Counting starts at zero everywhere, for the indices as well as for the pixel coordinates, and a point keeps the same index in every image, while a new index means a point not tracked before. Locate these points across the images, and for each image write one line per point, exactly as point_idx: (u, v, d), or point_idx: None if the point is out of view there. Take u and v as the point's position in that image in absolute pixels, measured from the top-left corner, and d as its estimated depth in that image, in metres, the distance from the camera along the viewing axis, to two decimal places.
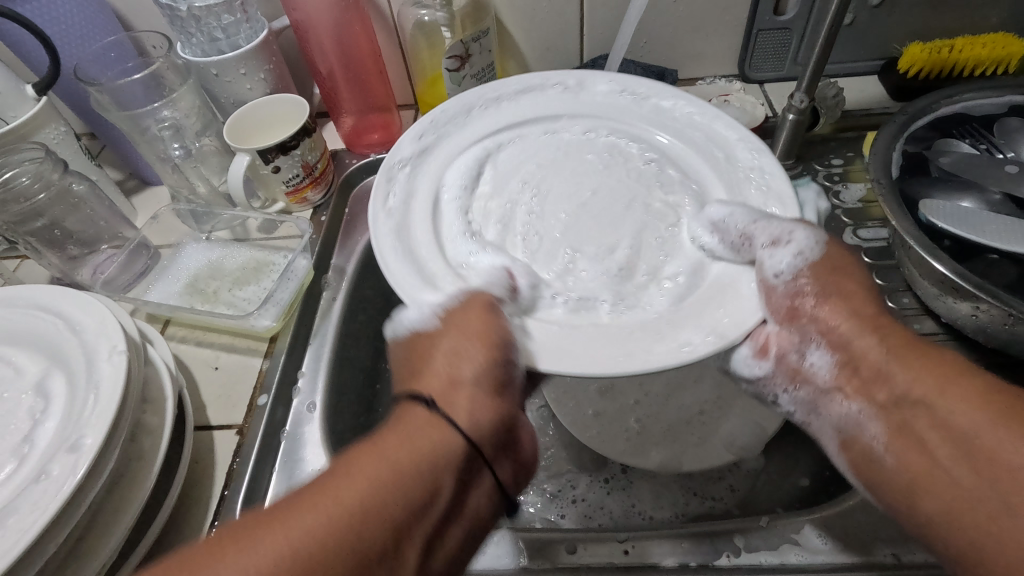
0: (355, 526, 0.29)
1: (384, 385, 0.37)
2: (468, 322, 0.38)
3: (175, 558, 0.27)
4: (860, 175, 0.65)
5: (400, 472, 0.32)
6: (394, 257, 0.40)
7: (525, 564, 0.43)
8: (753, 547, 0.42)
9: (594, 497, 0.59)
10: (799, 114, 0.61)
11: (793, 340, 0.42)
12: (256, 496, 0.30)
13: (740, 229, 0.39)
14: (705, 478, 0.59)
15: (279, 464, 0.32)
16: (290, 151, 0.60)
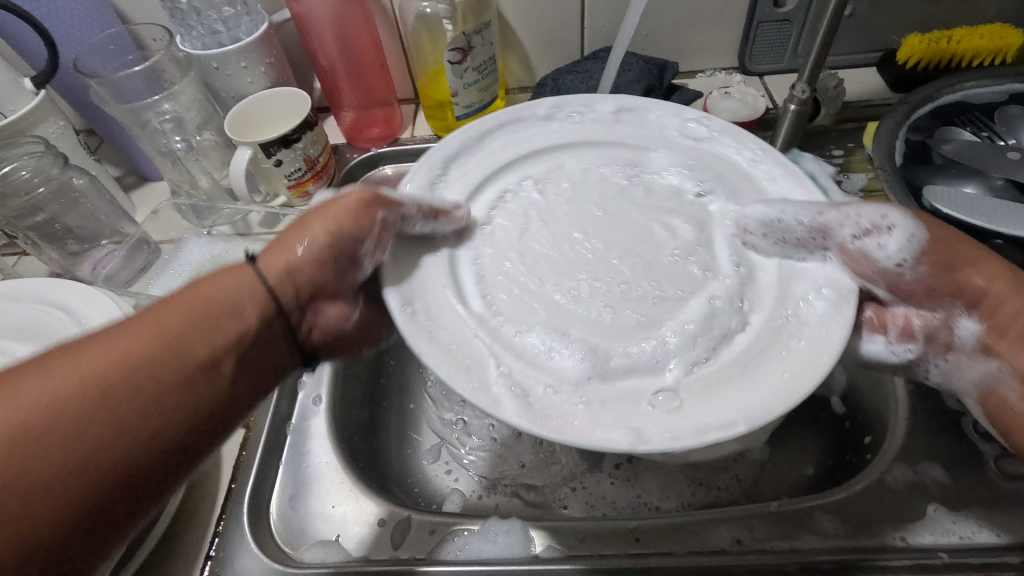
0: (169, 377, 0.31)
1: (303, 250, 0.39)
2: (333, 203, 0.40)
3: (45, 379, 0.28)
4: (861, 165, 0.65)
5: (210, 300, 0.34)
6: (367, 199, 0.40)
7: (536, 554, 0.42)
8: (763, 534, 0.42)
9: (600, 490, 0.59)
10: (800, 104, 0.61)
11: (939, 318, 0.39)
12: (148, 325, 0.31)
13: (809, 225, 0.39)
14: (712, 468, 0.59)
15: (167, 308, 0.33)
16: (293, 144, 0.60)
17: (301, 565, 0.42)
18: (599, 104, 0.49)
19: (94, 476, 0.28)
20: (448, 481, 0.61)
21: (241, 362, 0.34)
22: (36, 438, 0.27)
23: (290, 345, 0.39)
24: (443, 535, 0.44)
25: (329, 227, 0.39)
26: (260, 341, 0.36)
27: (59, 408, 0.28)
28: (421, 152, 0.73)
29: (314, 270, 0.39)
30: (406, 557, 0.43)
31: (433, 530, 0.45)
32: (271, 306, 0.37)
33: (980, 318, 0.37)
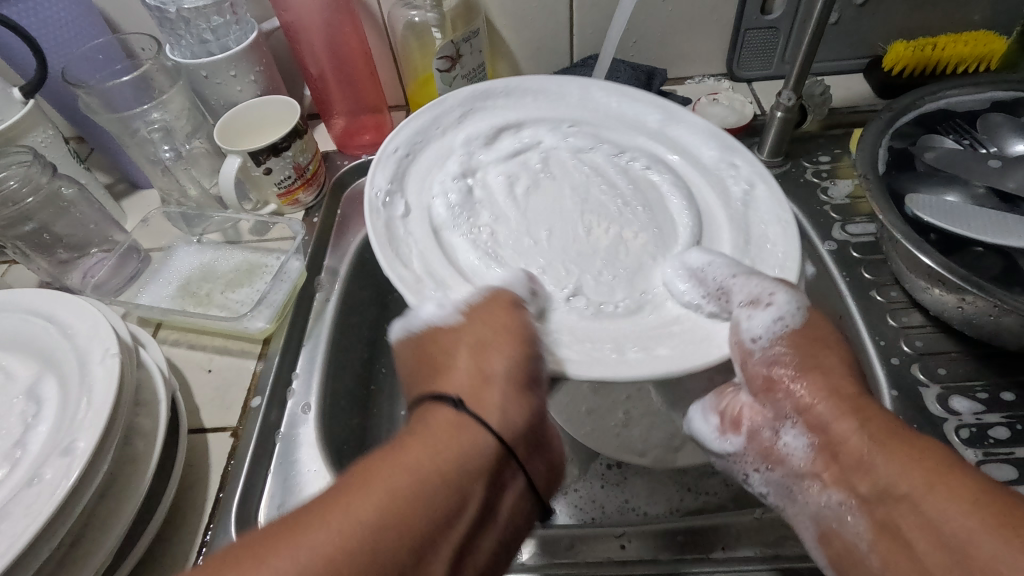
0: (420, 532, 0.29)
1: (500, 407, 0.37)
2: (493, 319, 0.40)
3: (336, 520, 0.28)
4: (848, 171, 0.66)
5: (444, 458, 0.32)
6: (510, 308, 0.40)
7: (523, 561, 0.43)
8: (747, 540, 0.42)
9: (588, 495, 0.59)
10: (786, 111, 0.62)
11: (767, 416, 0.42)
12: (363, 480, 0.30)
13: (717, 284, 0.41)
14: (699, 474, 0.59)
15: (363, 486, 0.30)
16: (282, 152, 0.60)
17: None
18: (597, 93, 0.55)
19: (374, 561, 0.27)
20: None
21: (480, 538, 0.33)
22: (352, 560, 0.27)
23: (520, 504, 0.36)
24: None
25: (514, 348, 0.39)
26: (487, 512, 0.34)
27: (353, 555, 0.27)
28: None
29: (523, 427, 0.37)
30: None
31: None
32: (500, 454, 0.35)
33: (806, 432, 0.39)
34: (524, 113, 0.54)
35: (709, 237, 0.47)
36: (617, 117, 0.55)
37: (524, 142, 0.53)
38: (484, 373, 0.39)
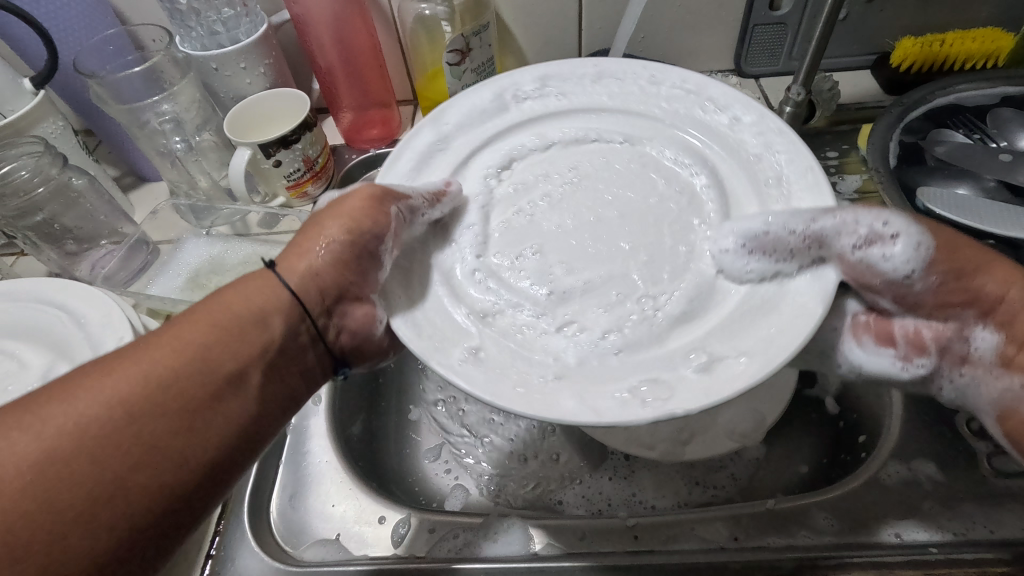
0: (194, 400, 0.30)
1: (321, 264, 0.38)
2: (339, 204, 0.41)
3: (77, 397, 0.28)
4: (856, 167, 0.66)
5: (225, 345, 0.33)
6: (375, 196, 0.40)
7: (535, 551, 0.42)
8: (761, 530, 0.42)
9: (597, 488, 0.59)
10: (795, 107, 0.62)
11: (951, 329, 0.38)
12: (167, 347, 0.31)
13: (799, 234, 0.35)
14: (707, 468, 0.59)
15: (190, 323, 0.33)
16: (292, 145, 0.60)
17: (301, 563, 0.42)
18: (633, 69, 0.49)
19: (178, 467, 0.29)
20: (451, 479, 0.61)
21: (275, 372, 0.35)
22: (93, 483, 0.27)
23: (326, 358, 0.38)
24: (444, 532, 0.44)
25: (352, 222, 0.39)
26: (285, 350, 0.35)
27: (100, 437, 0.27)
28: None
29: (336, 283, 0.38)
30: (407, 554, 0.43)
31: (434, 529, 0.45)
32: (300, 309, 0.36)
33: (996, 328, 0.37)
34: (534, 110, 0.47)
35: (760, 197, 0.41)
36: (655, 114, 0.46)
37: (548, 131, 0.46)
38: (318, 258, 0.38)
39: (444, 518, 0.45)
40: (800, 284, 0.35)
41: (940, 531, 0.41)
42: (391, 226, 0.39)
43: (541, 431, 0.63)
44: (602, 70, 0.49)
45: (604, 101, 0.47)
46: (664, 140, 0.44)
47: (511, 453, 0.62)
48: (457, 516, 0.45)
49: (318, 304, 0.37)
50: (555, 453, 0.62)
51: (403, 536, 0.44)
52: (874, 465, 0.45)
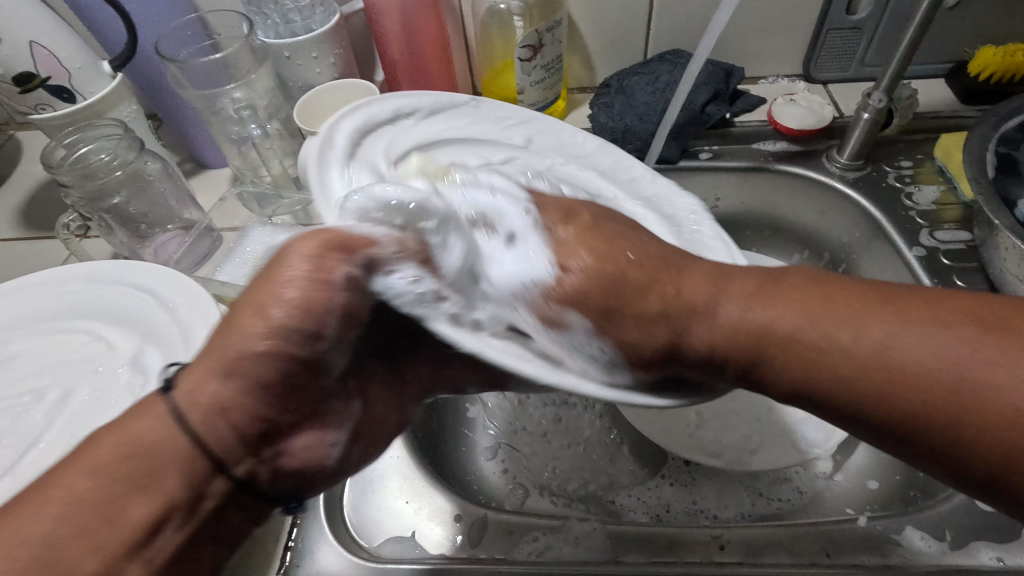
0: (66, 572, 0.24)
1: (208, 398, 0.26)
2: (275, 267, 0.28)
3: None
4: (932, 177, 0.64)
5: (113, 472, 0.26)
6: (326, 249, 0.28)
7: (619, 559, 0.41)
8: (853, 547, 0.41)
9: (659, 494, 0.58)
10: (873, 113, 0.61)
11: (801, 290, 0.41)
12: (58, 484, 0.26)
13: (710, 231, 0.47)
14: (772, 479, 0.58)
15: (97, 446, 0.27)
16: None
17: (377, 560, 0.41)
18: (508, 111, 0.49)
19: None
20: (509, 478, 0.60)
21: (190, 528, 0.28)
22: None
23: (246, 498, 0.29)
24: (521, 535, 0.43)
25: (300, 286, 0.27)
26: (193, 505, 0.27)
27: None
28: None
29: (257, 417, 0.27)
30: (484, 556, 0.42)
31: (511, 531, 0.44)
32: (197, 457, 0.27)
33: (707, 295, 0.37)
34: (457, 133, 0.45)
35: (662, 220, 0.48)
36: (569, 149, 0.50)
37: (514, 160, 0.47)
38: (238, 357, 0.26)
39: (520, 521, 0.44)
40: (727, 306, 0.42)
41: None
42: (335, 309, 0.27)
43: (599, 435, 0.63)
44: (487, 106, 0.48)
45: (468, 127, 0.46)
46: (577, 171, 0.49)
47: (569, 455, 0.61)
48: (532, 519, 0.44)
49: (237, 441, 0.27)
50: (614, 455, 0.61)
51: (479, 538, 0.44)
52: None
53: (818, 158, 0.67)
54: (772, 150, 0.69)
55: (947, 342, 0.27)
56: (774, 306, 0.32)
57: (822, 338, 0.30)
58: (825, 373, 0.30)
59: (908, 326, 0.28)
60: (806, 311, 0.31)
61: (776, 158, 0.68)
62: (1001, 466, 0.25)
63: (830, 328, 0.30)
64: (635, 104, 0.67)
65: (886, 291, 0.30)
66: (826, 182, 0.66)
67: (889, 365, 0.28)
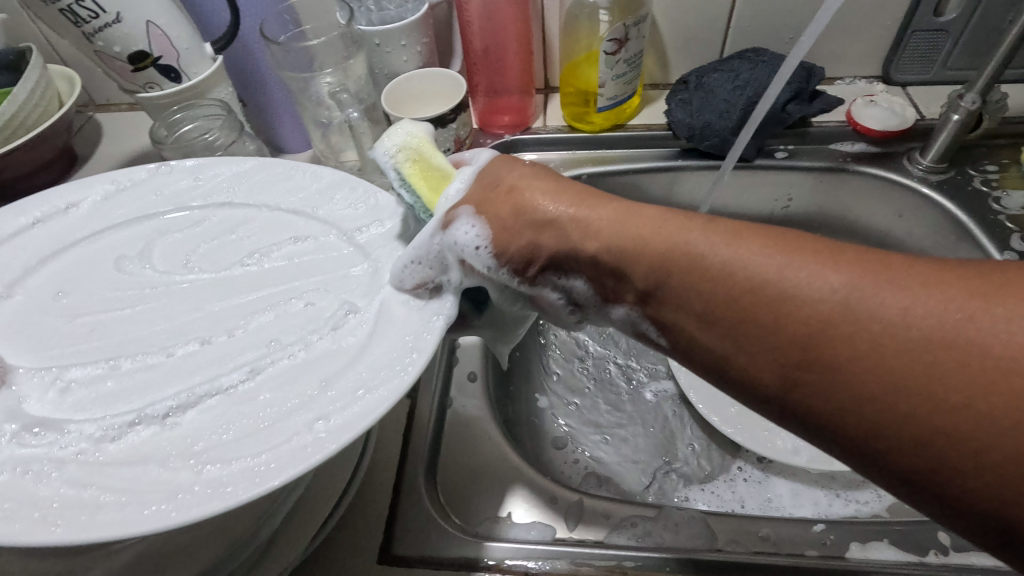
0: None
1: None
2: None
3: None
4: (1018, 182, 0.63)
5: None
6: None
7: (719, 547, 0.41)
8: (958, 547, 0.40)
9: (734, 489, 0.58)
10: (964, 115, 0.60)
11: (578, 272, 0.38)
12: None
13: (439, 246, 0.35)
14: (849, 482, 0.57)
15: None
16: (448, 124, 0.61)
17: (476, 537, 0.42)
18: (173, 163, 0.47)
19: None
20: (581, 465, 0.60)
21: None
22: None
23: None
24: (619, 521, 0.43)
25: None
26: None
27: None
28: (555, 141, 0.73)
29: None
30: (583, 537, 0.42)
31: (608, 516, 0.44)
32: None
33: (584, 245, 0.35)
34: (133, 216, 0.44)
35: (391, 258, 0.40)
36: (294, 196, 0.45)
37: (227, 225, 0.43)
38: None
39: (615, 506, 0.44)
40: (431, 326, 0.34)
41: None
42: None
43: (666, 428, 0.63)
44: (122, 177, 0.46)
45: (142, 206, 0.45)
46: (282, 207, 0.44)
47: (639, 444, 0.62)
48: (628, 505, 0.44)
49: None
50: (685, 452, 0.62)
51: (578, 520, 0.43)
52: None
53: (898, 160, 0.67)
54: (850, 151, 0.69)
55: (941, 334, 0.25)
56: (708, 257, 0.30)
57: (828, 333, 0.27)
58: (824, 378, 0.27)
59: (951, 344, 0.25)
60: (841, 329, 0.27)
61: (855, 159, 0.68)
62: (1000, 479, 0.23)
63: (855, 319, 0.27)
64: (715, 100, 0.67)
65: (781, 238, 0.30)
66: (906, 184, 0.65)
67: (953, 353, 0.24)
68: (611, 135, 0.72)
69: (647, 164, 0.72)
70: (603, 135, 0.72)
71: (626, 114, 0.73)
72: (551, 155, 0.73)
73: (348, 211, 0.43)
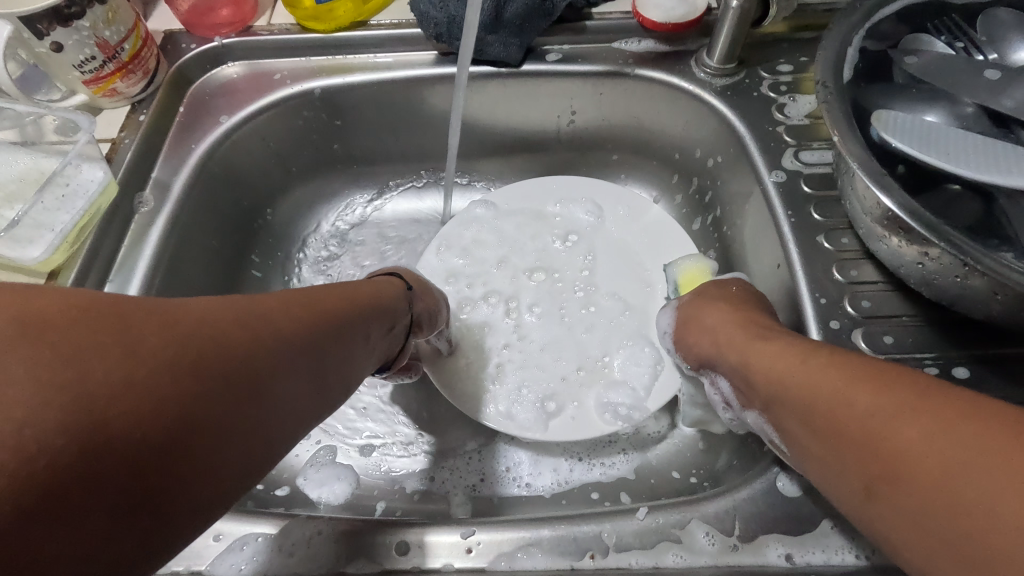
0: None
1: None
2: None
3: None
4: (812, 85, 0.53)
5: None
6: None
7: (342, 569, 0.34)
8: (625, 544, 0.34)
9: (464, 471, 0.52)
10: (743, 1, 0.48)
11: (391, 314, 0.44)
12: None
13: None
14: (595, 442, 0.52)
15: None
16: (72, 22, 0.45)
17: None
18: None
19: None
20: (305, 449, 0.52)
21: None
22: None
23: None
24: (232, 541, 0.35)
25: None
26: None
27: None
28: (278, 45, 0.57)
29: None
30: (179, 571, 0.34)
31: (219, 535, 0.35)
32: None
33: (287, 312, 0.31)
34: None
35: None
36: None
37: None
38: None
39: (235, 520, 0.36)
40: None
41: (836, 550, 0.32)
42: None
43: (411, 395, 0.56)
44: None
45: None
46: None
47: (381, 415, 0.55)
48: (255, 518, 0.36)
49: None
50: (432, 424, 0.55)
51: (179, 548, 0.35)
52: (771, 465, 0.36)
53: (686, 61, 0.55)
54: (635, 51, 0.57)
55: (919, 423, 0.24)
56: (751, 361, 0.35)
57: (814, 419, 0.29)
58: (878, 489, 0.25)
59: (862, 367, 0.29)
60: (755, 343, 0.36)
61: (637, 61, 0.56)
62: None
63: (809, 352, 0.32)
64: None
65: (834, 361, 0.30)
66: (687, 90, 0.54)
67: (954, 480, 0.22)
68: (350, 35, 0.57)
69: (396, 75, 0.57)
70: (339, 35, 0.57)
71: (368, 6, 0.57)
72: (275, 65, 0.58)
73: None
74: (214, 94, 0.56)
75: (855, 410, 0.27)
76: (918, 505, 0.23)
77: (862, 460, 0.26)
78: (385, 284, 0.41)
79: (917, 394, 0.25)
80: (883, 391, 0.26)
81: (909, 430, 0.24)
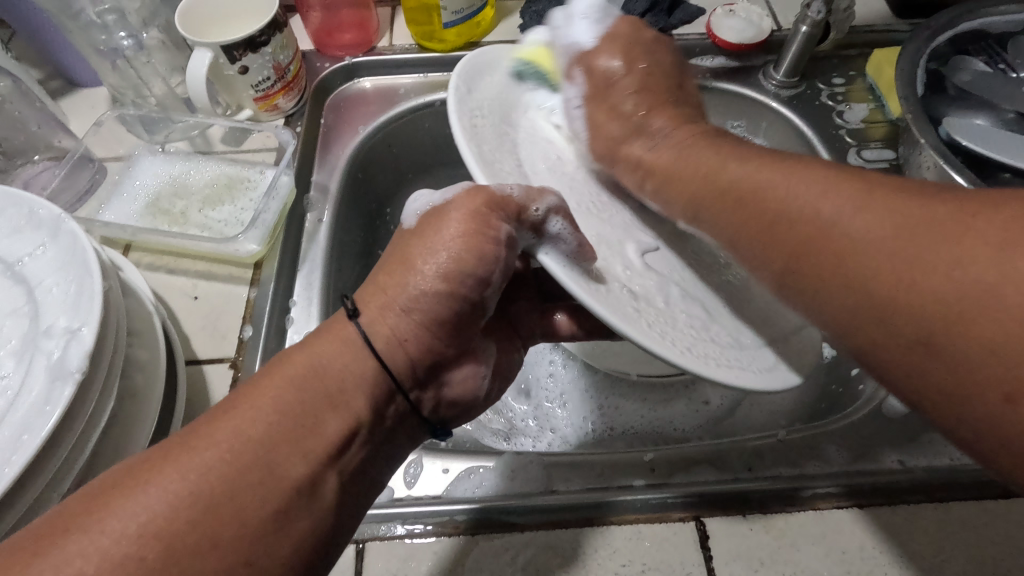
0: None
1: None
2: None
3: None
4: (862, 95, 0.63)
5: None
6: None
7: (554, 488, 0.41)
8: (774, 460, 0.42)
9: (610, 427, 0.55)
10: (811, 26, 0.58)
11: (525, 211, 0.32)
12: None
13: (20, 341, 0.32)
14: (720, 385, 0.58)
15: None
16: (260, 48, 0.52)
17: None
18: None
19: None
20: (472, 419, 0.55)
21: None
22: None
23: None
24: (458, 472, 0.43)
25: None
26: None
27: None
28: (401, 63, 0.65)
29: None
30: (421, 495, 0.42)
31: (446, 469, 0.43)
32: None
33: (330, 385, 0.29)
34: None
35: (46, 309, 0.32)
36: None
37: None
38: None
39: (456, 459, 0.44)
40: (16, 394, 0.29)
41: (937, 456, 0.42)
42: None
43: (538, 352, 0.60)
44: None
45: None
46: None
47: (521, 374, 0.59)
48: (471, 455, 0.44)
49: None
50: (576, 375, 0.59)
51: (415, 477, 0.43)
52: (877, 397, 0.46)
53: (755, 75, 0.65)
54: (709, 67, 0.66)
55: (867, 224, 0.26)
56: (790, 199, 0.30)
57: (806, 253, 0.29)
58: (941, 324, 0.23)
59: (827, 184, 0.29)
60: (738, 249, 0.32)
61: (713, 75, 0.65)
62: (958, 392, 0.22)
63: (738, 176, 0.33)
64: None
65: (870, 175, 0.29)
66: (761, 99, 0.64)
67: (952, 322, 0.22)
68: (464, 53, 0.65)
69: None
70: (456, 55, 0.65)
71: (479, 29, 0.65)
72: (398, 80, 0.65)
73: (11, 239, 0.35)
74: (347, 106, 0.64)
75: (804, 237, 0.29)
76: (889, 303, 0.25)
77: (857, 308, 0.26)
78: (381, 361, 0.30)
79: (895, 197, 0.27)
80: (854, 189, 0.28)
81: (875, 241, 0.26)
